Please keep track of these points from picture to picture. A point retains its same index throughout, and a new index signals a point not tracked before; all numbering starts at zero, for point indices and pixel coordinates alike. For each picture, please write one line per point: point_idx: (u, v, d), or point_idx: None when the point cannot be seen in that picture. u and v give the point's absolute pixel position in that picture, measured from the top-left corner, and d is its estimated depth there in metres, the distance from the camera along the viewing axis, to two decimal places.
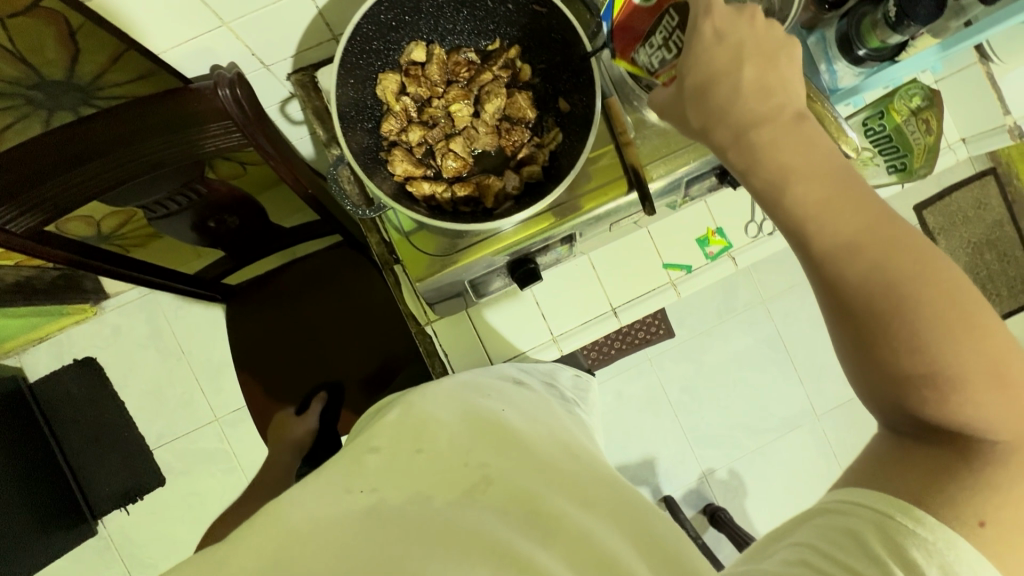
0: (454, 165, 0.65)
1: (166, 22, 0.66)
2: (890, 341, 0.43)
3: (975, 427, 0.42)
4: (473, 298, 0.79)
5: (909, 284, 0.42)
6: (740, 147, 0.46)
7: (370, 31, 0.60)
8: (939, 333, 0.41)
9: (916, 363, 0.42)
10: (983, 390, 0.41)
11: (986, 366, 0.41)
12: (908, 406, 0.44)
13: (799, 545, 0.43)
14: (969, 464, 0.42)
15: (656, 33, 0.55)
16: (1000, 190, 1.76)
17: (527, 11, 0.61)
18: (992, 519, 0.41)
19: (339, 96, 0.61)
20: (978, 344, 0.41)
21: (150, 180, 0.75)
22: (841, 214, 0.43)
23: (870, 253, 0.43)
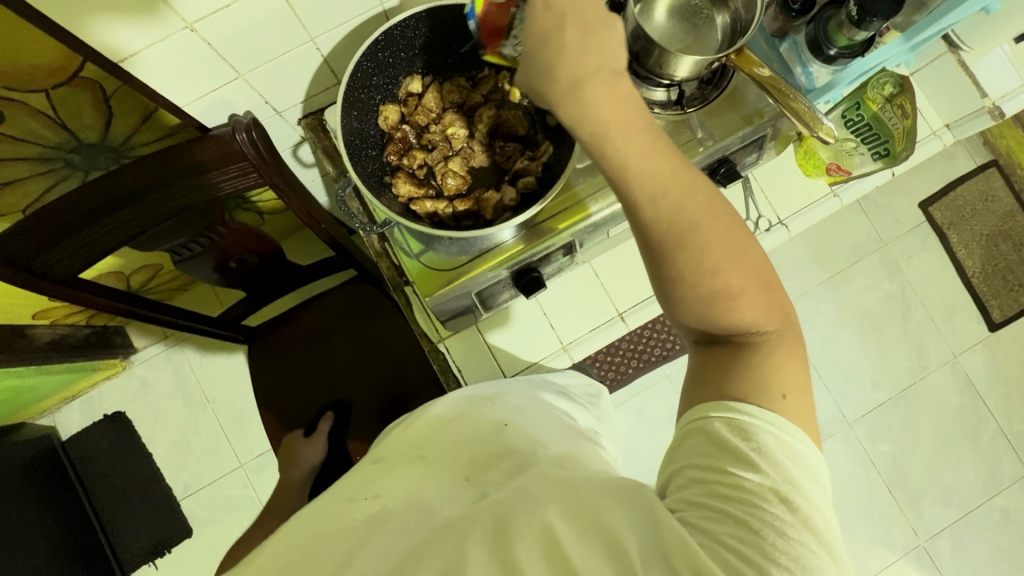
0: (454, 183, 0.69)
1: (187, 79, 0.73)
2: (685, 255, 0.50)
3: (752, 324, 0.50)
4: (482, 313, 0.82)
5: (690, 208, 0.50)
6: (573, 104, 0.52)
7: (370, 67, 0.66)
8: (716, 248, 0.49)
9: (705, 274, 0.49)
10: (749, 293, 0.50)
11: (749, 280, 0.50)
12: (700, 314, 0.51)
13: (687, 468, 0.48)
14: (750, 354, 0.50)
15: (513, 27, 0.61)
16: (1004, 180, 1.80)
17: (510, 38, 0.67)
18: (789, 391, 0.48)
19: (344, 127, 0.65)
20: (736, 251, 0.50)
21: (175, 224, 0.81)
22: (633, 154, 0.51)
23: (656, 189, 0.50)
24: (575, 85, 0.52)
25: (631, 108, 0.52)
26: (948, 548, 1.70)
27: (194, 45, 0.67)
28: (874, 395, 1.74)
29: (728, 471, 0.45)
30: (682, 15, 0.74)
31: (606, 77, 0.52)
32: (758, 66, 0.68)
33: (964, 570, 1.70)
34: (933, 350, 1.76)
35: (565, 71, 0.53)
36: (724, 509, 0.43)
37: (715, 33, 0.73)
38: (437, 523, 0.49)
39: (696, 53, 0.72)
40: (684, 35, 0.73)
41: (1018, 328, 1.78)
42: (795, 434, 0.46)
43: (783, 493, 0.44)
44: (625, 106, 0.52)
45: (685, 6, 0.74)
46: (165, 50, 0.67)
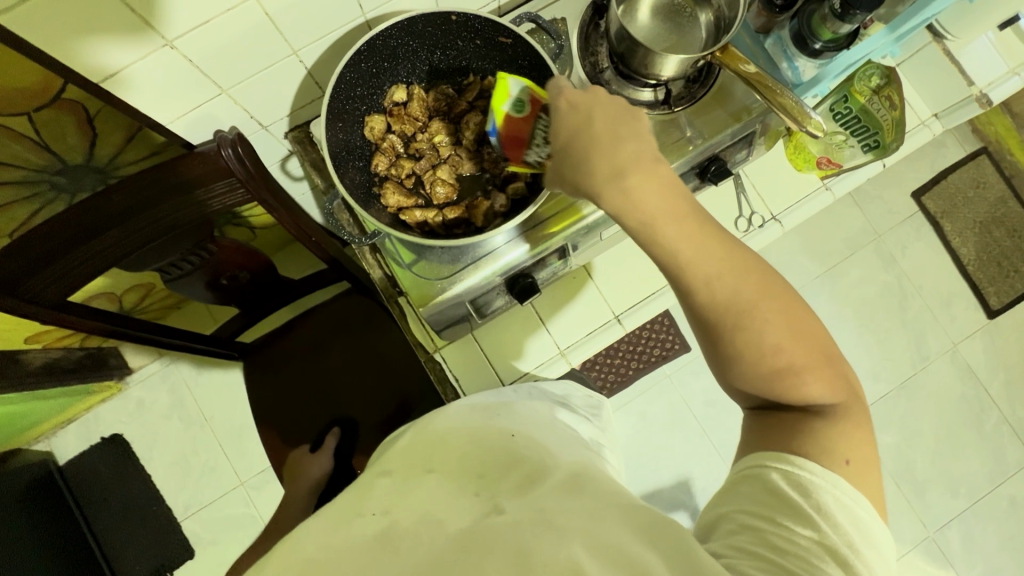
0: (443, 192, 0.69)
1: (170, 95, 0.72)
2: (741, 337, 0.49)
3: (815, 398, 0.49)
4: (477, 321, 0.81)
5: (749, 288, 0.49)
6: (617, 195, 0.52)
7: (353, 78, 0.64)
8: (770, 322, 0.49)
9: (762, 353, 0.49)
10: (808, 364, 0.49)
11: (806, 350, 0.49)
12: (763, 391, 0.50)
13: (736, 513, 0.47)
14: (814, 422, 0.49)
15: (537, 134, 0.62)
16: (995, 167, 1.81)
17: (493, 43, 0.66)
18: (852, 456, 0.48)
19: (330, 139, 0.64)
20: (795, 325, 0.50)
21: (165, 243, 0.80)
22: (684, 235, 0.51)
23: (711, 272, 0.50)
24: (618, 170, 0.52)
25: (673, 187, 0.52)
26: (957, 538, 1.69)
27: (177, 62, 0.67)
28: (876, 386, 1.73)
29: (780, 522, 0.45)
30: (666, 15, 0.74)
31: (647, 164, 0.52)
32: (745, 62, 0.68)
33: (973, 560, 1.69)
34: (932, 339, 1.76)
35: (602, 157, 0.53)
36: (776, 560, 0.43)
37: (698, 31, 0.73)
38: (440, 537, 0.48)
39: (682, 51, 0.72)
40: (669, 34, 0.73)
41: (1015, 314, 1.79)
42: (859, 499, 0.46)
43: (841, 553, 0.44)
44: (663, 186, 0.52)
45: (668, 5, 0.74)
46: (147, 67, 0.66)
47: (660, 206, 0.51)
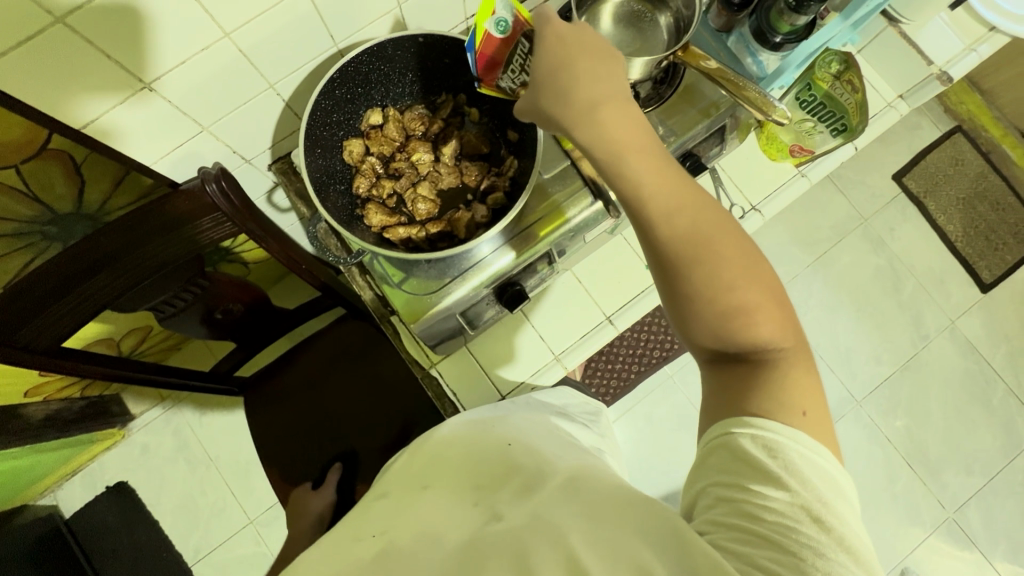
0: (425, 208, 0.70)
1: (153, 137, 0.74)
2: (698, 270, 0.49)
3: (766, 341, 0.49)
4: (470, 333, 0.82)
5: (705, 221, 0.50)
6: (584, 126, 0.53)
7: (328, 105, 0.66)
8: (727, 258, 0.49)
9: (720, 287, 0.49)
10: (765, 309, 0.49)
11: (763, 294, 0.49)
12: (711, 325, 0.49)
13: (712, 488, 0.48)
14: (766, 369, 0.49)
15: (514, 60, 0.62)
16: (971, 144, 1.84)
17: (461, 61, 0.68)
18: (809, 408, 0.48)
19: (309, 165, 0.65)
20: (749, 264, 0.50)
21: (156, 282, 0.82)
22: (646, 165, 0.52)
23: (670, 205, 0.51)
24: (590, 106, 0.54)
25: (637, 127, 0.53)
26: (977, 516, 1.67)
27: (156, 105, 0.69)
28: (878, 370, 1.73)
29: (752, 488, 0.46)
30: (628, 20, 0.76)
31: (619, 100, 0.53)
32: (704, 58, 0.70)
33: (997, 538, 1.66)
34: (929, 318, 1.76)
35: (576, 87, 0.54)
36: (752, 529, 0.44)
37: (660, 33, 0.75)
38: (442, 550, 0.48)
39: (646, 54, 0.75)
40: (632, 38, 0.75)
41: (1009, 286, 1.79)
42: (818, 452, 0.46)
43: (816, 509, 0.44)
44: (623, 123, 0.53)
45: (628, 11, 0.76)
46: (129, 111, 0.68)
47: (623, 139, 0.53)
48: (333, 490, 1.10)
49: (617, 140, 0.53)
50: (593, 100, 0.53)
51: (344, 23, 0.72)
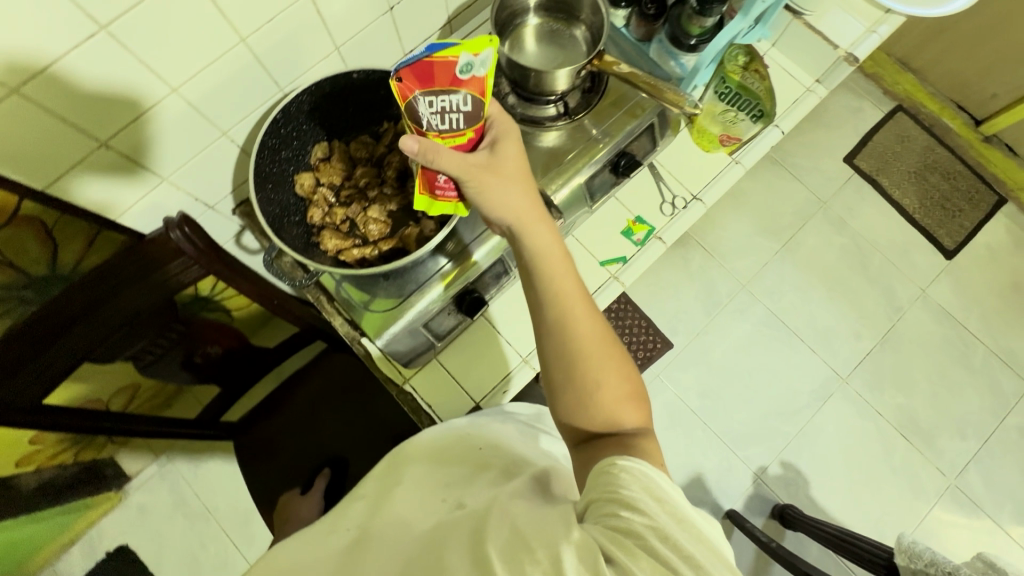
0: (376, 229, 0.74)
1: (113, 191, 0.75)
2: (579, 332, 0.56)
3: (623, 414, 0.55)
4: (437, 344, 0.85)
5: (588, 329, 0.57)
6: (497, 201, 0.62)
7: (275, 143, 0.70)
8: (600, 334, 0.57)
9: (594, 352, 0.56)
10: (626, 390, 0.56)
11: (626, 375, 0.56)
12: (585, 408, 0.55)
13: (604, 497, 0.47)
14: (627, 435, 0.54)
15: (448, 103, 0.61)
16: (913, 120, 1.93)
17: (395, 90, 0.73)
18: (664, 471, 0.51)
19: (261, 200, 0.69)
20: (620, 359, 0.57)
21: (132, 330, 0.86)
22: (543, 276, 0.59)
23: (560, 280, 0.59)
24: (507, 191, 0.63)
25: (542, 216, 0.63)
26: (978, 480, 1.67)
27: (112, 161, 0.72)
28: (859, 346, 1.76)
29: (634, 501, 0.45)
30: (550, 38, 0.83)
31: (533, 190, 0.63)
32: (615, 64, 0.77)
33: (1002, 500, 1.66)
34: (900, 290, 1.81)
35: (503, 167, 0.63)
36: (634, 527, 0.44)
37: (580, 46, 0.82)
38: (404, 544, 0.50)
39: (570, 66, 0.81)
40: (557, 53, 0.82)
41: (971, 251, 1.85)
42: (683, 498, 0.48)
43: (693, 521, 0.45)
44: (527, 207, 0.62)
45: (547, 30, 0.83)
46: (87, 169, 0.71)
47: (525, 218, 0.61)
48: (320, 496, 1.09)
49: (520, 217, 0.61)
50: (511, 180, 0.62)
51: (286, 70, 0.78)
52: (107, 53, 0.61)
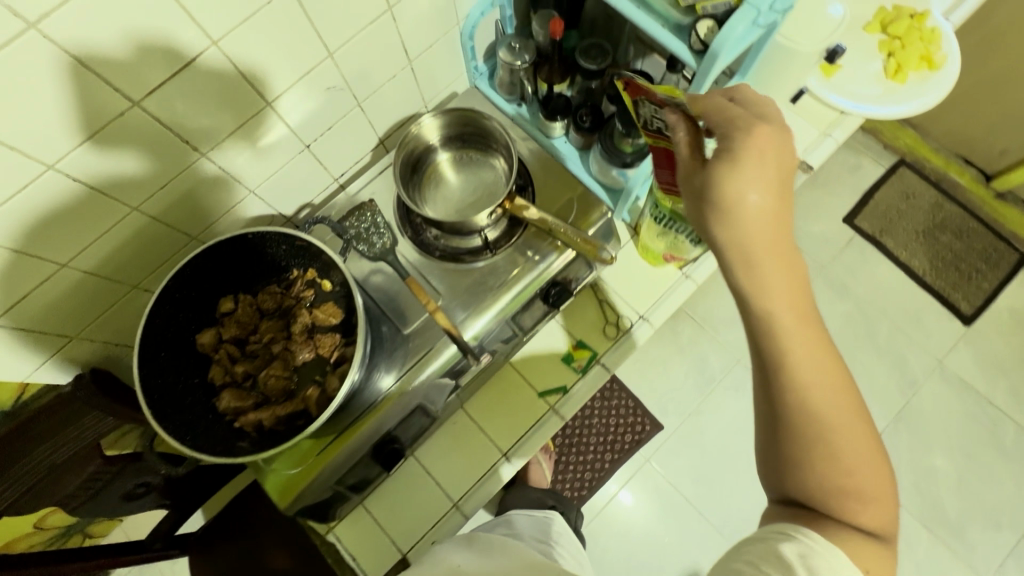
0: (278, 387, 0.70)
1: (18, 354, 0.72)
2: (815, 411, 0.47)
3: (859, 520, 0.46)
4: (356, 493, 0.80)
5: (824, 399, 0.47)
6: (724, 222, 0.49)
7: (169, 306, 0.67)
8: (821, 381, 0.48)
9: (801, 420, 0.48)
10: (864, 463, 0.47)
11: (855, 445, 0.47)
12: (806, 483, 0.47)
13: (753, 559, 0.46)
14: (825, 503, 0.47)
15: (653, 112, 0.58)
16: (917, 176, 1.81)
17: (296, 241, 0.70)
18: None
19: (147, 369, 0.64)
20: (860, 422, 0.48)
21: (51, 483, 0.82)
22: (783, 336, 0.48)
23: (790, 342, 0.48)
24: (739, 202, 0.48)
25: (790, 256, 0.50)
26: None
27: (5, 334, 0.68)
28: None
29: (785, 562, 0.43)
30: (466, 171, 0.80)
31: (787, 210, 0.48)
32: (527, 208, 0.73)
33: None
34: (914, 361, 1.66)
35: (741, 185, 0.47)
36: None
37: (500, 178, 0.79)
38: None
39: (487, 200, 0.79)
40: (475, 189, 0.80)
41: (993, 316, 1.69)
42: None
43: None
44: (764, 221, 0.48)
45: (462, 162, 0.80)
46: None
47: (754, 236, 0.48)
48: None
49: (743, 238, 0.48)
50: (750, 194, 0.47)
51: (192, 220, 0.77)
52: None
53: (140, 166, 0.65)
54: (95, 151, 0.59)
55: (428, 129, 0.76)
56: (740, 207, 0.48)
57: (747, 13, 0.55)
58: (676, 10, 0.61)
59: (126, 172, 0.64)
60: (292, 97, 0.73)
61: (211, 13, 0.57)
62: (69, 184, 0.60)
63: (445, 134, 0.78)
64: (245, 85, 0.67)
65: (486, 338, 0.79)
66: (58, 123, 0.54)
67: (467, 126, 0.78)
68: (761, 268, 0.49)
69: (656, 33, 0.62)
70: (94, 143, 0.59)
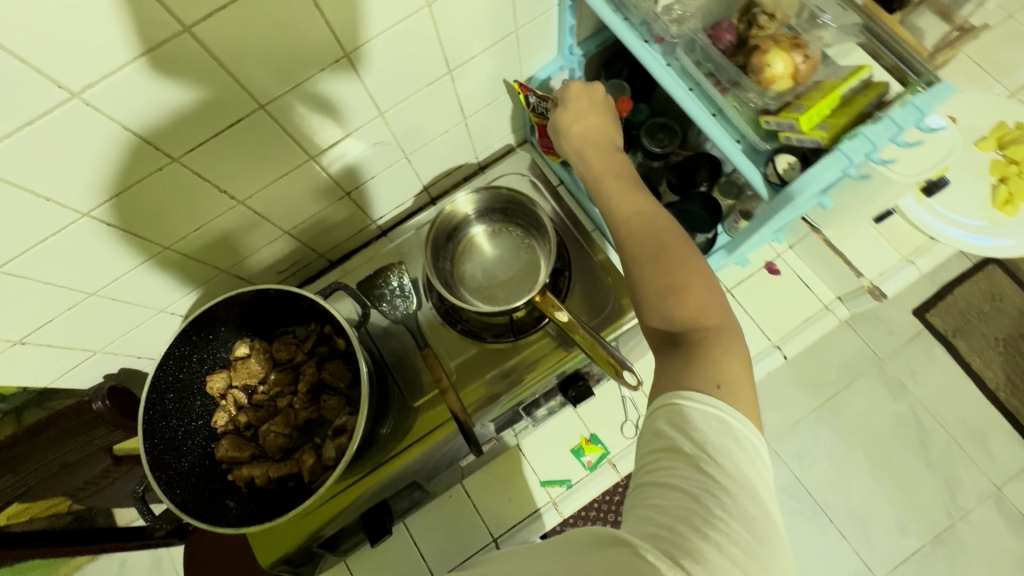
0: (276, 443, 0.69)
1: (43, 367, 0.72)
2: (657, 273, 0.50)
3: (706, 318, 0.48)
4: (339, 554, 0.78)
5: (647, 234, 0.53)
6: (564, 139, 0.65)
7: (184, 350, 0.67)
8: (656, 246, 0.52)
9: (654, 276, 0.50)
10: (710, 299, 0.49)
11: (708, 289, 0.49)
12: (654, 309, 0.50)
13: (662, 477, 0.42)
14: (700, 348, 0.46)
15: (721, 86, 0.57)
16: (1009, 278, 1.63)
17: (316, 303, 0.69)
18: (724, 380, 0.44)
19: (153, 414, 0.64)
20: (696, 266, 0.51)
21: (62, 476, 0.85)
22: (611, 198, 0.58)
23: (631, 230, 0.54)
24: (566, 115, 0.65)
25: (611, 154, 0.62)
26: None
27: (32, 351, 0.68)
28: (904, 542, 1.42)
29: (672, 434, 0.42)
30: (503, 244, 0.77)
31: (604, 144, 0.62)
32: (556, 308, 0.65)
33: None
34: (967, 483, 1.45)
35: (568, 120, 0.65)
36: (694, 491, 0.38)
37: (539, 259, 0.74)
38: None
39: (516, 279, 0.75)
40: (509, 264, 0.76)
41: None
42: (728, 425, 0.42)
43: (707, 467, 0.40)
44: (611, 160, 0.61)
45: (497, 235, 0.77)
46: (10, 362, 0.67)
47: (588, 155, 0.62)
48: None
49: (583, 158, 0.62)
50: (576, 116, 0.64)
51: (226, 257, 0.75)
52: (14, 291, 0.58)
53: (177, 214, 0.63)
54: (129, 201, 0.57)
55: (462, 203, 0.74)
56: (574, 123, 0.64)
57: (837, 160, 0.48)
58: (756, 131, 0.55)
59: (160, 220, 0.62)
60: (339, 151, 0.71)
61: (261, 81, 0.54)
62: (100, 228, 0.58)
63: (485, 203, 0.75)
64: (291, 142, 0.64)
65: (491, 425, 0.75)
66: (96, 176, 0.52)
67: (511, 201, 0.74)
68: (605, 179, 0.60)
69: (728, 152, 0.55)
70: (129, 195, 0.57)
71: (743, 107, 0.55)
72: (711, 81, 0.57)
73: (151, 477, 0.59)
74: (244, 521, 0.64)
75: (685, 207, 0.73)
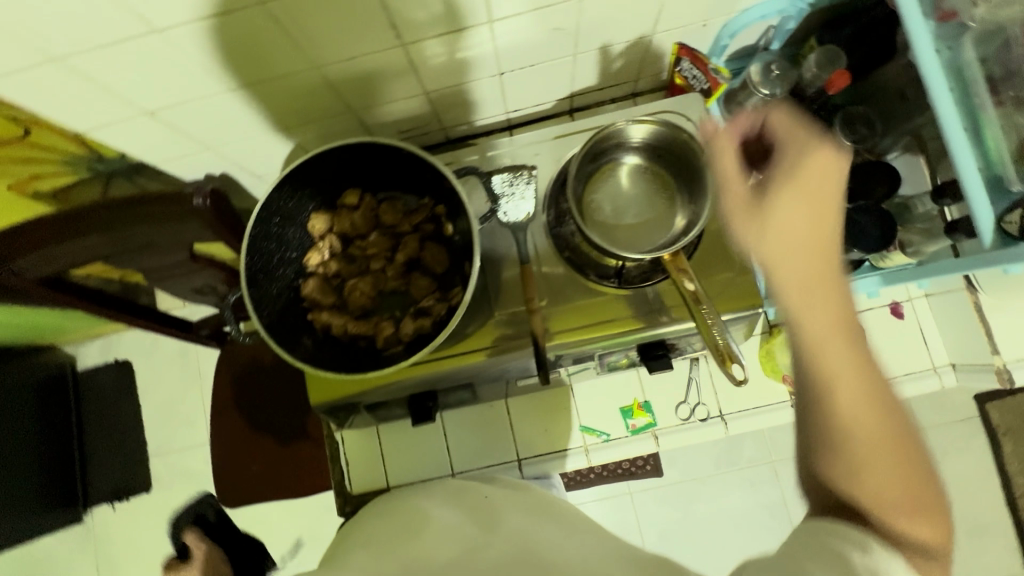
0: (358, 302, 0.70)
1: (158, 144, 0.71)
2: (821, 364, 0.37)
3: (859, 481, 0.35)
4: (376, 417, 0.81)
5: (812, 311, 0.37)
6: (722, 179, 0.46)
7: (301, 180, 0.66)
8: (824, 315, 0.37)
9: (806, 362, 0.37)
10: (880, 437, 0.35)
11: (882, 412, 0.35)
12: (812, 426, 0.36)
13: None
14: (846, 469, 0.35)
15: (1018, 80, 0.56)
16: None
17: (443, 183, 0.66)
18: (865, 507, 0.35)
19: (261, 233, 0.64)
20: (873, 371, 0.36)
21: (143, 251, 0.86)
22: (763, 232, 0.41)
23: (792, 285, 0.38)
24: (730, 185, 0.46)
25: (812, 173, 0.42)
26: None
27: (153, 125, 0.67)
28: None
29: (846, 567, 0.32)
30: (643, 187, 0.70)
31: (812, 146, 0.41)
32: (687, 277, 0.60)
33: None
34: None
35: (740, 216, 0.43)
36: None
37: (674, 217, 0.69)
38: None
39: (643, 229, 0.70)
40: (641, 209, 0.70)
41: None
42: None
43: None
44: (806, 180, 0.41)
45: (645, 177, 0.70)
46: (130, 127, 0.67)
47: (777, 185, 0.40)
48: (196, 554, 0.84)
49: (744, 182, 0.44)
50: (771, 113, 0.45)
51: (360, 99, 0.71)
52: (151, 64, 0.57)
53: (284, 45, 0.58)
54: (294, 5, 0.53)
55: (633, 129, 0.67)
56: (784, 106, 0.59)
57: None
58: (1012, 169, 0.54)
59: (312, 37, 0.58)
60: (512, 27, 0.64)
61: None
62: (235, 34, 0.55)
63: (647, 140, 0.68)
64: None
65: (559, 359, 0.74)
66: None
67: (677, 146, 0.67)
68: (780, 214, 0.41)
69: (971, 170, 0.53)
70: (217, 23, 0.53)
71: (1010, 131, 0.55)
72: (991, 90, 0.56)
73: (246, 291, 0.60)
74: (315, 363, 0.66)
75: (856, 214, 0.64)
